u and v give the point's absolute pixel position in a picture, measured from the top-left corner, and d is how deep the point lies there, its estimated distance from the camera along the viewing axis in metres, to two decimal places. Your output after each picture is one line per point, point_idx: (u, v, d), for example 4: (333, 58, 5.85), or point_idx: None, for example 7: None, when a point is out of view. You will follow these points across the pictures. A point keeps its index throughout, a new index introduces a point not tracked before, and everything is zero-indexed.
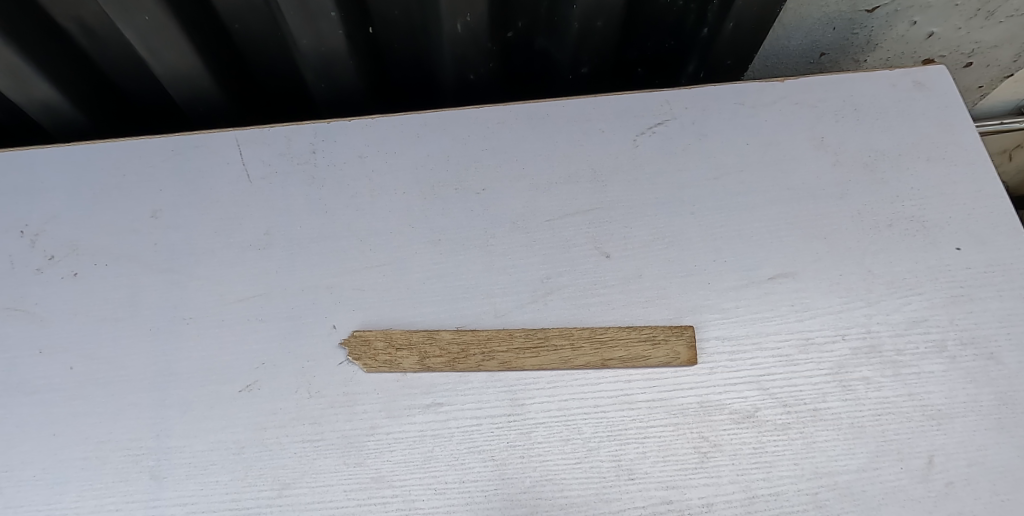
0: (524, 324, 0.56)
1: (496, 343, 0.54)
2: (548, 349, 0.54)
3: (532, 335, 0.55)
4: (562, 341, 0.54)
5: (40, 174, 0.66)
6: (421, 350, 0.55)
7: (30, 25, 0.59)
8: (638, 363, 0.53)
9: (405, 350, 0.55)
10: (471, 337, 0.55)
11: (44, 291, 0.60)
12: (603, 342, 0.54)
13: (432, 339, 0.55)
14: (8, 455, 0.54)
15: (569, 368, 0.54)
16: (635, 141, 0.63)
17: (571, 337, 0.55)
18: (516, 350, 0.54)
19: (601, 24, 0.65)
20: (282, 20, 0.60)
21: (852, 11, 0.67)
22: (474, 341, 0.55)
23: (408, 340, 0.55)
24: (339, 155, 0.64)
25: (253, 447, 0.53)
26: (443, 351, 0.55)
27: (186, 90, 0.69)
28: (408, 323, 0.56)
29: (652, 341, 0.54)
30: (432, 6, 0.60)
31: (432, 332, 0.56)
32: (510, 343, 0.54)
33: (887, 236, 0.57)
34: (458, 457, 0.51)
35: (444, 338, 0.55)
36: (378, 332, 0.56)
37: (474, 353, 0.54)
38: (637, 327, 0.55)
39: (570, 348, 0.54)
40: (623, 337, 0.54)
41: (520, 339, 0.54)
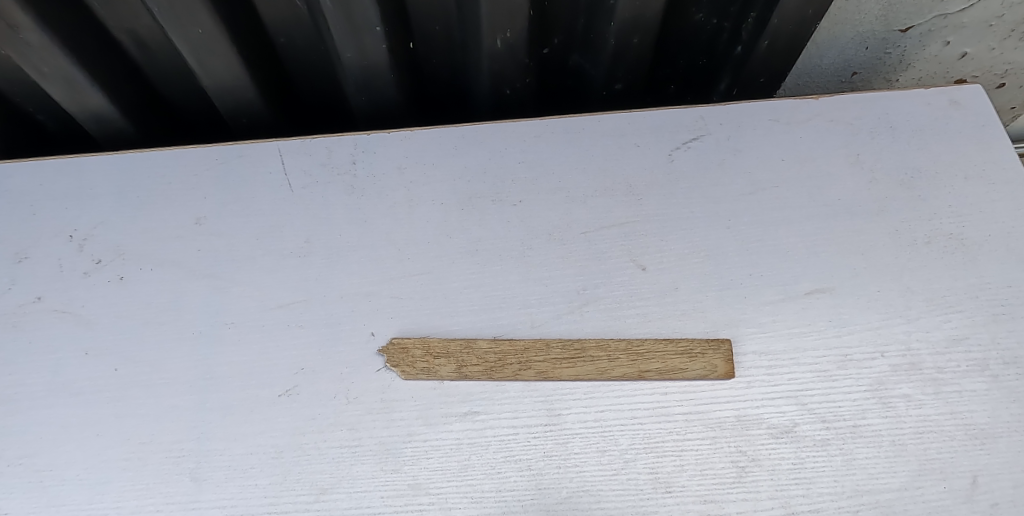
0: (561, 334, 0.56)
1: (533, 352, 0.55)
2: (584, 360, 0.54)
3: (568, 345, 0.55)
4: (599, 352, 0.55)
5: (90, 181, 0.68)
6: (458, 359, 0.55)
7: (87, 36, 0.62)
8: (675, 376, 0.53)
9: (443, 357, 0.55)
10: (508, 346, 0.56)
11: (90, 294, 0.62)
12: (640, 354, 0.54)
13: (469, 347, 0.56)
14: (52, 454, 0.54)
15: (605, 379, 0.54)
16: (670, 156, 0.64)
17: (607, 348, 0.55)
18: (553, 361, 0.55)
19: (637, 41, 0.66)
20: (328, 35, 0.62)
21: (886, 31, 0.68)
22: (511, 351, 0.55)
23: (445, 348, 0.56)
24: (379, 166, 0.66)
25: (291, 452, 0.53)
26: (481, 359, 0.55)
27: (230, 102, 0.71)
28: (444, 331, 0.57)
29: (690, 353, 0.54)
30: (473, 21, 0.62)
31: (468, 341, 0.56)
32: (546, 354, 0.55)
33: (925, 253, 0.57)
34: (494, 466, 0.51)
35: (482, 347, 0.56)
36: (415, 340, 0.56)
37: (511, 362, 0.55)
38: (673, 339, 0.55)
39: (607, 359, 0.54)
40: (660, 350, 0.54)
41: (557, 350, 0.55)
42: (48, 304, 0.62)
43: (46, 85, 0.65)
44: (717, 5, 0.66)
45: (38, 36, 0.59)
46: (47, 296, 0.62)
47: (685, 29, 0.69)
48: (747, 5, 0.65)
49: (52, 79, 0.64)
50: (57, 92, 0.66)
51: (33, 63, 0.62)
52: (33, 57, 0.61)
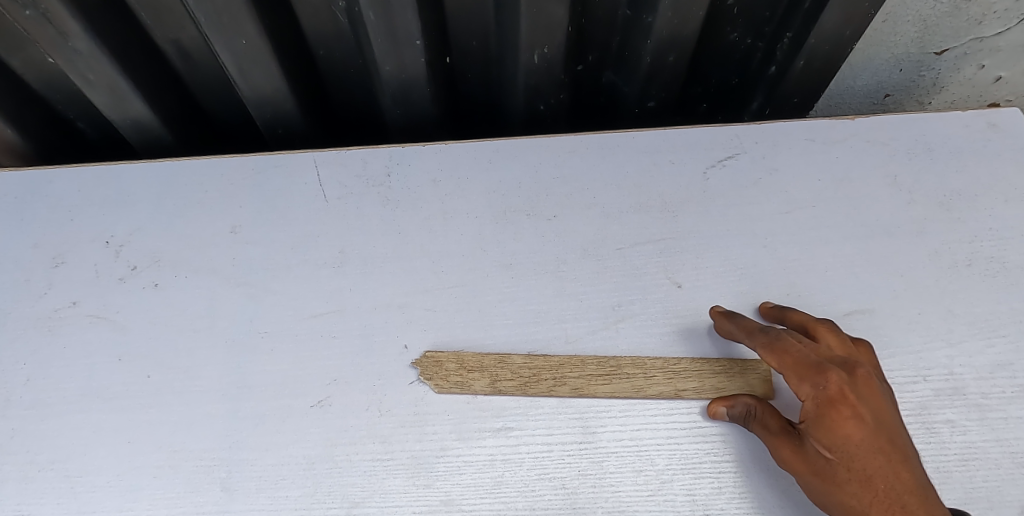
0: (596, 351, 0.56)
1: (567, 369, 0.55)
2: (620, 376, 0.54)
3: (604, 362, 0.55)
4: (635, 370, 0.54)
5: (127, 188, 0.69)
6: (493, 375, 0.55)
7: (132, 45, 0.64)
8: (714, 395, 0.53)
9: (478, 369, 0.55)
10: (543, 362, 0.55)
11: (126, 300, 0.62)
12: (677, 372, 0.54)
13: (504, 361, 0.55)
14: (84, 460, 0.54)
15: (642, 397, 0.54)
16: (705, 175, 0.64)
17: (643, 365, 0.54)
18: (588, 376, 0.54)
19: (672, 59, 0.67)
20: (368, 48, 0.63)
21: (921, 53, 0.69)
22: (545, 366, 0.55)
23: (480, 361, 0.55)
24: (414, 179, 0.66)
25: (323, 463, 0.53)
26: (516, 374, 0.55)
27: (269, 113, 0.72)
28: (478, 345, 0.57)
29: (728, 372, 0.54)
30: (511, 37, 0.63)
31: (504, 356, 0.56)
32: (581, 370, 0.55)
33: (967, 276, 0.57)
34: (528, 484, 0.50)
35: (517, 361, 0.55)
36: (449, 354, 0.56)
37: (546, 378, 0.54)
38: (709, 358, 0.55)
39: (644, 376, 0.54)
40: (698, 369, 0.54)
41: (592, 366, 0.55)
42: (84, 309, 0.62)
43: (90, 92, 0.66)
44: (752, 26, 0.67)
45: (87, 44, 0.60)
46: (82, 301, 0.62)
47: (719, 48, 0.70)
48: (782, 26, 0.66)
49: (96, 86, 0.65)
50: (101, 99, 0.67)
51: (80, 70, 0.63)
52: (81, 64, 0.62)
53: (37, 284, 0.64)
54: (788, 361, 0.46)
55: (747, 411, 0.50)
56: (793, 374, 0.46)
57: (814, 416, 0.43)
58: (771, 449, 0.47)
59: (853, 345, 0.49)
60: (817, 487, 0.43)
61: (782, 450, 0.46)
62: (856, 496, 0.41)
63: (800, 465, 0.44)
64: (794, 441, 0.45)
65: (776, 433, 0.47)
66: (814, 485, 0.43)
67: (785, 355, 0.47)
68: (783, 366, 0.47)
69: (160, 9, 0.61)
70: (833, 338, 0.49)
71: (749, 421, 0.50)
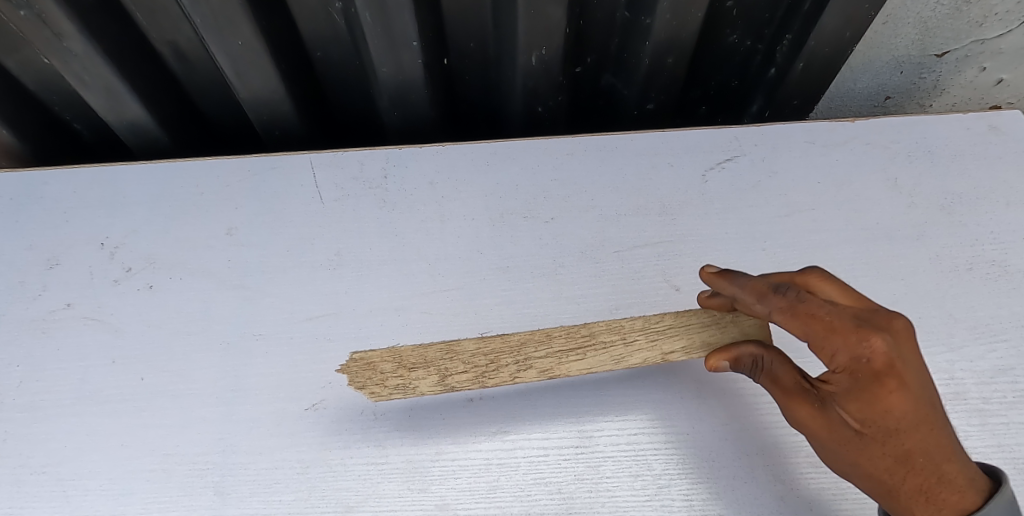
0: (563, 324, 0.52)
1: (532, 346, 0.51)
2: (597, 347, 0.51)
3: (575, 332, 0.51)
4: (611, 335, 0.51)
5: (123, 189, 0.69)
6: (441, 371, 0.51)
7: (128, 45, 0.63)
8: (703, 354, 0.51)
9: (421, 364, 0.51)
10: (501, 345, 0.51)
11: (121, 302, 0.62)
12: (658, 339, 0.51)
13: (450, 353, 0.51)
14: (76, 463, 0.53)
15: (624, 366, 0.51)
16: (703, 178, 0.64)
17: (617, 330, 0.51)
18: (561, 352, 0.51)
19: (671, 61, 0.66)
20: (366, 50, 0.63)
21: (921, 55, 0.69)
22: (505, 349, 0.51)
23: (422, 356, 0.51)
24: (411, 182, 0.66)
25: (317, 467, 0.52)
26: (467, 366, 0.51)
27: (265, 115, 0.72)
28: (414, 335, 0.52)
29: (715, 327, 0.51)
30: (509, 39, 0.63)
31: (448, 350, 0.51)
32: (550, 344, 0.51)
33: (968, 280, 0.56)
34: (524, 488, 0.50)
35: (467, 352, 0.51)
36: (383, 353, 0.51)
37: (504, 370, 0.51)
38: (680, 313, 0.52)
39: (624, 342, 0.51)
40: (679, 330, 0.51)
41: (560, 341, 0.51)
42: (78, 311, 0.61)
43: (86, 93, 0.66)
44: (752, 28, 0.67)
45: (83, 45, 0.60)
46: (77, 303, 0.62)
47: (718, 50, 0.70)
48: (782, 28, 0.66)
49: (92, 88, 0.65)
50: (97, 101, 0.67)
51: (76, 71, 0.63)
52: (77, 65, 0.62)
53: (32, 286, 0.63)
54: (819, 329, 0.39)
55: (755, 362, 0.48)
56: (825, 345, 0.39)
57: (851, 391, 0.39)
58: (788, 408, 0.45)
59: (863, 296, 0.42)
60: (842, 455, 0.42)
61: (802, 413, 0.44)
62: (886, 469, 0.40)
63: (825, 432, 0.43)
64: (815, 404, 0.44)
65: (792, 394, 0.45)
66: (836, 451, 0.43)
67: (812, 322, 0.39)
68: (808, 335, 0.40)
69: (156, 10, 0.60)
70: (835, 293, 0.42)
71: (757, 369, 0.48)
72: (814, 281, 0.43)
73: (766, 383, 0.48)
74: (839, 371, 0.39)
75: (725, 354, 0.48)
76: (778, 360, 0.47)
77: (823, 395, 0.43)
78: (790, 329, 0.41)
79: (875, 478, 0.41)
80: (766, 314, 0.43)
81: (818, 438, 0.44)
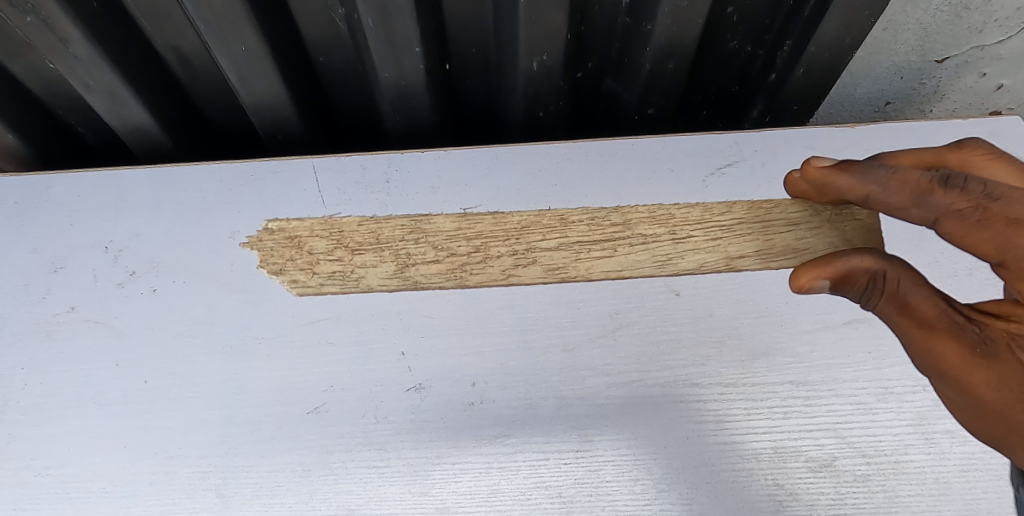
0: (581, 210, 0.51)
1: (535, 234, 0.49)
2: (635, 246, 0.48)
3: (602, 221, 0.49)
4: (646, 224, 0.48)
5: (127, 193, 0.69)
6: (397, 259, 0.49)
7: (132, 51, 0.64)
8: (781, 261, 0.47)
9: (371, 254, 0.50)
10: (497, 227, 0.49)
11: (124, 305, 0.62)
12: (710, 243, 0.47)
13: (407, 244, 0.50)
14: (80, 466, 0.54)
15: (671, 271, 0.47)
16: (703, 182, 0.64)
17: (661, 221, 0.49)
18: (586, 248, 0.48)
19: (671, 66, 0.67)
20: (368, 56, 0.63)
21: (921, 61, 0.69)
22: (503, 231, 0.49)
23: (372, 240, 0.50)
24: (412, 186, 0.67)
25: (319, 470, 0.52)
26: (437, 255, 0.49)
27: (268, 119, 0.72)
28: (369, 224, 0.51)
29: (803, 226, 0.47)
30: (510, 45, 0.63)
31: (406, 245, 0.50)
32: (567, 235, 0.49)
33: (967, 286, 0.57)
34: (524, 492, 0.50)
35: (430, 237, 0.50)
36: (315, 231, 0.52)
37: (478, 256, 0.48)
38: (753, 204, 0.49)
39: (670, 236, 0.48)
40: (741, 232, 0.47)
41: (578, 230, 0.49)
42: (82, 314, 0.62)
43: (90, 98, 0.66)
44: (752, 33, 0.67)
45: (87, 51, 0.61)
46: (80, 307, 0.62)
47: (719, 55, 0.70)
48: (782, 34, 0.66)
49: (96, 93, 0.66)
50: (101, 105, 0.68)
51: (80, 76, 0.64)
52: (81, 71, 0.63)
53: (35, 289, 0.64)
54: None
55: (874, 280, 0.40)
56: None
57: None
58: (917, 343, 0.39)
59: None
60: (951, 375, 0.38)
61: (945, 352, 0.37)
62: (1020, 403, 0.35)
63: (969, 374, 0.37)
64: (975, 345, 0.37)
65: (932, 326, 0.38)
66: (993, 407, 0.36)
67: (1010, 229, 0.33)
68: (1004, 251, 0.34)
69: (160, 16, 0.61)
70: (1007, 174, 0.41)
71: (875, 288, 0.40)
72: (979, 160, 0.41)
73: (890, 310, 0.40)
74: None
75: (827, 268, 0.40)
76: (904, 276, 0.39)
77: (991, 336, 0.37)
78: (948, 222, 0.36)
79: (996, 413, 0.36)
80: (923, 219, 0.37)
81: (975, 392, 0.37)
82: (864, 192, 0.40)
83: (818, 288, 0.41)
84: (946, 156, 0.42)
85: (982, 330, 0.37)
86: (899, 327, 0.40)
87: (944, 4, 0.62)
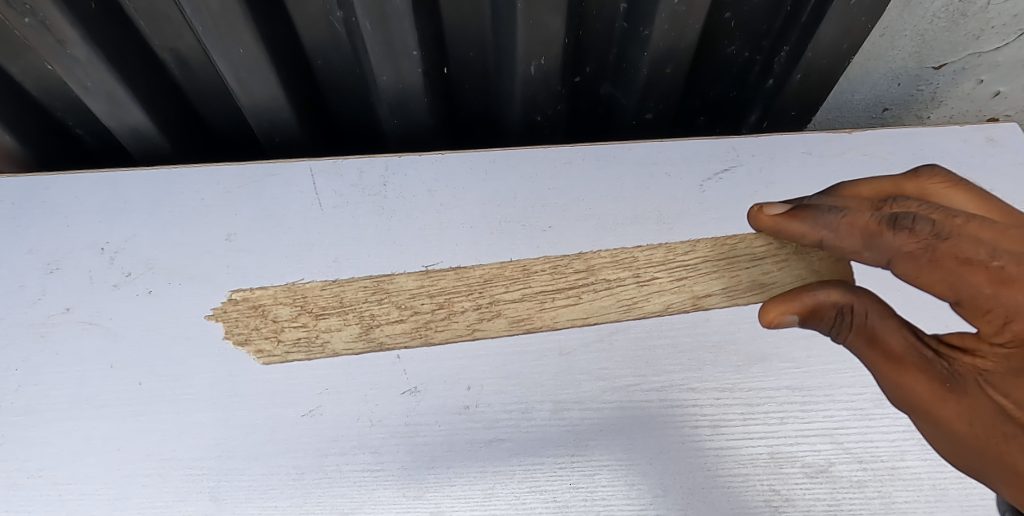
0: (545, 259, 0.52)
1: (498, 287, 0.50)
2: (600, 292, 0.48)
3: (573, 263, 0.50)
4: (613, 267, 0.50)
5: (125, 195, 0.69)
6: (360, 321, 0.51)
7: (130, 52, 0.64)
8: (748, 299, 0.47)
9: (335, 318, 0.52)
10: (447, 284, 0.52)
11: (119, 307, 0.62)
12: (675, 284, 0.48)
13: (370, 304, 0.51)
14: (73, 467, 0.54)
15: (637, 314, 0.48)
16: (701, 187, 0.64)
17: (625, 265, 0.50)
18: (549, 296, 0.49)
19: (669, 71, 0.67)
20: (366, 59, 0.63)
21: (919, 67, 0.69)
22: (465, 287, 0.51)
23: (336, 304, 0.52)
24: (409, 189, 0.67)
25: (313, 474, 0.52)
26: (401, 314, 0.50)
27: (266, 122, 0.72)
28: (333, 288, 0.54)
29: (769, 261, 0.47)
30: (508, 49, 0.64)
31: (369, 306, 0.51)
32: (530, 286, 0.50)
33: None
34: (519, 496, 0.50)
35: (392, 298, 0.51)
36: (276, 297, 0.54)
37: (441, 313, 0.50)
38: (717, 241, 0.50)
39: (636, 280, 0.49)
40: (707, 270, 0.48)
41: (541, 281, 0.50)
42: (77, 315, 0.62)
43: (89, 100, 0.66)
44: (750, 39, 0.67)
45: (86, 52, 0.61)
46: (75, 308, 0.62)
47: (717, 60, 0.70)
48: (780, 39, 0.66)
49: (95, 94, 0.66)
50: (99, 107, 0.68)
51: (78, 78, 0.64)
52: (79, 72, 0.63)
53: (31, 290, 0.63)
54: (986, 282, 0.33)
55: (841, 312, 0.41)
56: (992, 303, 0.33)
57: (1014, 366, 0.34)
58: (888, 376, 0.40)
59: (999, 203, 0.39)
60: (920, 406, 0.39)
61: (915, 386, 0.39)
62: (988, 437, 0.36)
63: (940, 408, 0.38)
64: (944, 380, 0.38)
65: (901, 361, 0.39)
66: (963, 440, 0.37)
67: (962, 268, 0.33)
68: (957, 290, 0.34)
69: (159, 18, 0.61)
70: (967, 202, 0.40)
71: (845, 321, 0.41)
72: (936, 188, 0.41)
73: (860, 344, 0.41)
74: (1007, 344, 0.34)
75: (794, 303, 0.41)
76: (871, 309, 0.40)
77: (961, 371, 0.37)
78: (900, 267, 0.36)
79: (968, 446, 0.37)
80: (876, 260, 0.37)
81: (949, 426, 0.38)
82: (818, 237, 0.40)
83: (787, 323, 0.41)
84: (905, 185, 0.42)
85: (950, 364, 0.38)
86: (871, 361, 0.41)
87: (941, 11, 0.62)
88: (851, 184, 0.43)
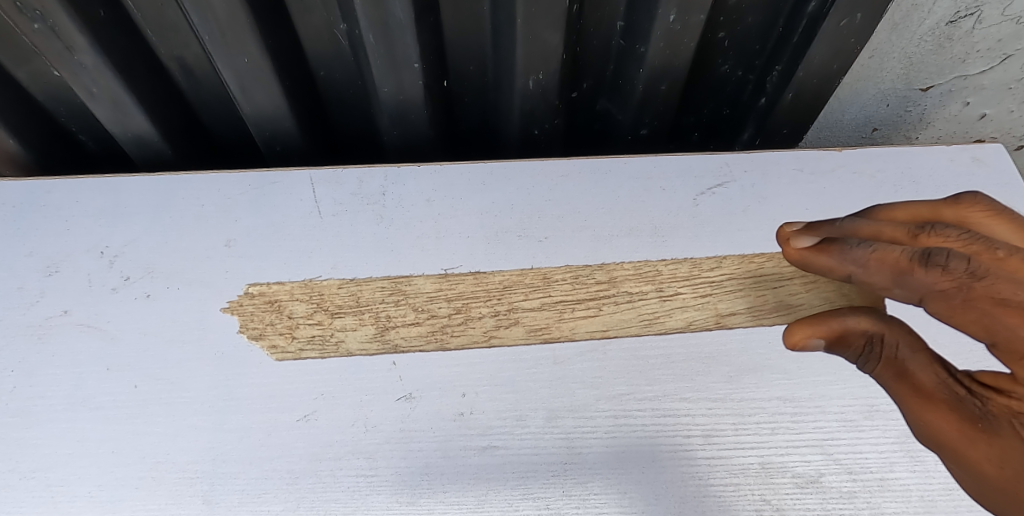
0: (566, 268, 0.60)
1: (517, 294, 0.57)
2: (621, 305, 0.56)
3: (597, 273, 0.58)
4: (631, 279, 0.57)
5: (126, 200, 0.70)
6: (376, 322, 0.57)
7: (137, 60, 0.65)
8: (770, 318, 0.54)
9: (352, 318, 0.58)
10: (479, 285, 0.59)
11: (117, 310, 0.62)
12: (698, 301, 0.56)
13: (388, 305, 0.58)
14: (66, 469, 0.54)
15: (658, 328, 0.56)
16: (695, 201, 0.65)
17: (648, 279, 0.57)
18: (570, 307, 0.56)
19: (664, 88, 0.69)
20: (368, 71, 0.65)
21: (907, 89, 0.71)
22: (487, 291, 0.58)
23: (353, 303, 0.59)
24: (409, 198, 0.68)
25: (306, 479, 0.52)
26: (418, 317, 0.57)
27: (268, 131, 0.74)
28: (349, 287, 0.60)
29: (797, 282, 0.53)
30: (508, 64, 0.65)
31: (386, 307, 0.58)
32: (550, 295, 0.57)
33: None
34: (512, 503, 0.50)
35: (409, 299, 0.58)
36: (291, 290, 0.60)
37: (458, 318, 0.57)
38: (744, 261, 0.57)
39: (659, 295, 0.56)
40: (732, 288, 0.56)
41: (562, 289, 0.57)
42: (74, 318, 0.62)
43: (94, 105, 0.68)
44: (742, 58, 0.69)
45: (93, 59, 0.62)
46: (74, 310, 0.62)
47: (710, 79, 0.72)
48: (772, 59, 0.68)
49: (100, 100, 0.67)
50: (103, 113, 0.69)
51: (84, 84, 0.65)
52: (85, 78, 0.64)
53: (30, 292, 0.64)
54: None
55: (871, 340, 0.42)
56: None
57: None
58: (914, 411, 0.40)
59: None
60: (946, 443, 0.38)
61: (942, 423, 0.38)
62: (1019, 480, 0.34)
63: (970, 449, 0.37)
64: (976, 420, 0.37)
65: (931, 396, 0.39)
66: (996, 486, 0.36)
67: (995, 309, 0.33)
68: (992, 332, 0.33)
69: (166, 27, 0.63)
70: (1010, 233, 0.38)
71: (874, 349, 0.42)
72: (977, 217, 0.39)
73: (888, 376, 0.41)
74: None
75: (822, 327, 0.42)
76: (902, 340, 0.41)
77: (995, 411, 0.36)
78: (931, 307, 0.35)
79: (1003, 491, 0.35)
80: (907, 298, 0.37)
81: (978, 469, 0.36)
82: (845, 272, 0.40)
83: (813, 347, 0.42)
84: (944, 211, 0.40)
85: (984, 404, 0.37)
86: (898, 395, 0.41)
87: (927, 34, 0.64)
88: (885, 208, 0.43)
